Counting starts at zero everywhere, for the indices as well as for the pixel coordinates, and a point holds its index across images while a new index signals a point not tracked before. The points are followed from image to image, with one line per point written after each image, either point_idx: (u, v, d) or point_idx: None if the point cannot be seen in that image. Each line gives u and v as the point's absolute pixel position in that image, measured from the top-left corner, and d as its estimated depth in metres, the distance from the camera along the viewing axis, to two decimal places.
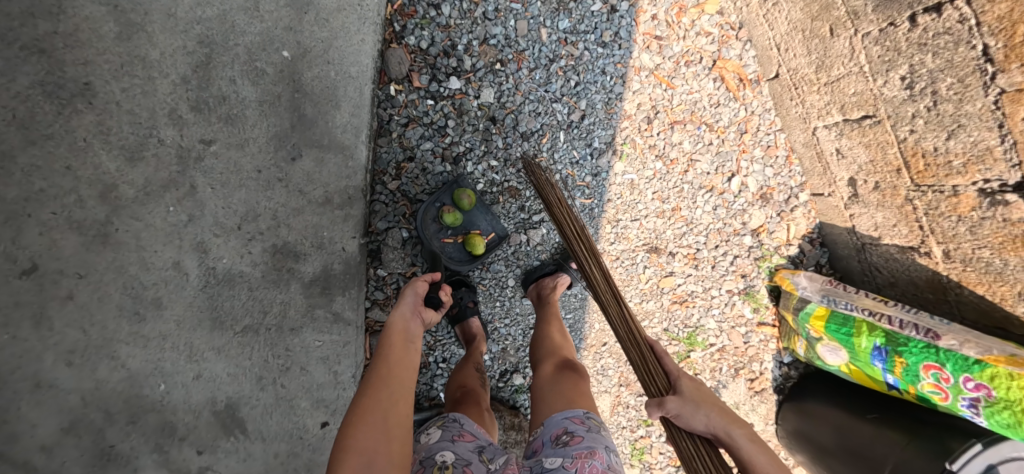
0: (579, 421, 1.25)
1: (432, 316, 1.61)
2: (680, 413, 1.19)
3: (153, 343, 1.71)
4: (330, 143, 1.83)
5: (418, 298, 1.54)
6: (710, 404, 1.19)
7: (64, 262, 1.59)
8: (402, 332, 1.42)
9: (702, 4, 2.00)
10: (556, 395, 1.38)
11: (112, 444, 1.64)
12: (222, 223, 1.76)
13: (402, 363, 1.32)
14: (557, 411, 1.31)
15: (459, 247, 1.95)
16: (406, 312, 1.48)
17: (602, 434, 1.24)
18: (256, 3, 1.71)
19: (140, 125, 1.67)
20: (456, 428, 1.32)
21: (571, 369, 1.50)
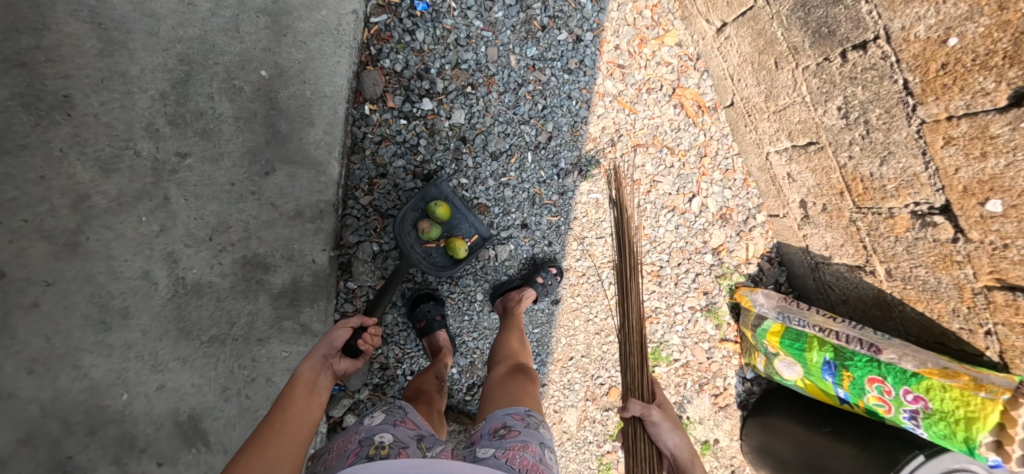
0: (519, 417, 1.32)
1: (350, 365, 1.55)
2: (660, 423, 1.41)
3: (117, 352, 1.52)
4: (303, 159, 1.91)
5: (333, 347, 1.49)
6: (683, 427, 1.43)
7: (30, 270, 1.37)
8: (306, 386, 1.37)
9: (662, 35, 2.13)
10: (501, 395, 1.45)
11: (69, 456, 1.39)
12: (194, 233, 1.72)
13: (295, 420, 1.27)
14: (501, 408, 1.37)
15: (443, 252, 2.02)
16: (314, 366, 1.43)
17: (539, 430, 1.30)
18: (236, 25, 1.79)
19: (116, 137, 1.56)
20: (400, 414, 1.34)
21: (524, 372, 1.59)
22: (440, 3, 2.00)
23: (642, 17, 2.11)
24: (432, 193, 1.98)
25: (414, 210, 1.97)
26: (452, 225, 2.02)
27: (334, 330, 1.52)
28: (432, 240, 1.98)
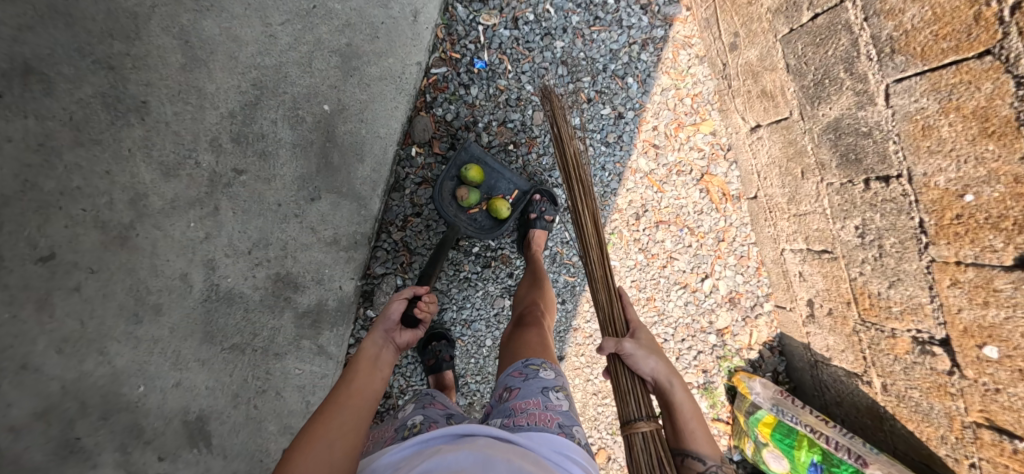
0: (518, 373, 1.41)
1: (412, 338, 1.56)
2: (633, 352, 1.40)
3: (144, 344, 1.78)
4: (349, 191, 1.99)
5: (390, 322, 1.50)
6: (660, 355, 1.41)
7: (79, 256, 1.67)
8: (370, 359, 1.38)
9: (698, 123, 2.24)
10: (506, 356, 1.57)
11: (77, 438, 1.62)
12: (235, 245, 1.91)
13: (361, 391, 1.27)
14: (507, 366, 1.48)
15: (484, 214, 2.12)
16: (377, 340, 1.44)
17: (539, 377, 1.38)
18: (310, 61, 1.93)
19: (182, 146, 1.85)
20: (428, 399, 1.46)
21: (523, 321, 1.73)
22: (497, 64, 2.13)
23: (683, 103, 2.22)
24: (463, 158, 2.07)
25: (450, 177, 2.07)
26: (489, 185, 2.12)
27: (390, 302, 1.53)
28: (474, 205, 2.09)
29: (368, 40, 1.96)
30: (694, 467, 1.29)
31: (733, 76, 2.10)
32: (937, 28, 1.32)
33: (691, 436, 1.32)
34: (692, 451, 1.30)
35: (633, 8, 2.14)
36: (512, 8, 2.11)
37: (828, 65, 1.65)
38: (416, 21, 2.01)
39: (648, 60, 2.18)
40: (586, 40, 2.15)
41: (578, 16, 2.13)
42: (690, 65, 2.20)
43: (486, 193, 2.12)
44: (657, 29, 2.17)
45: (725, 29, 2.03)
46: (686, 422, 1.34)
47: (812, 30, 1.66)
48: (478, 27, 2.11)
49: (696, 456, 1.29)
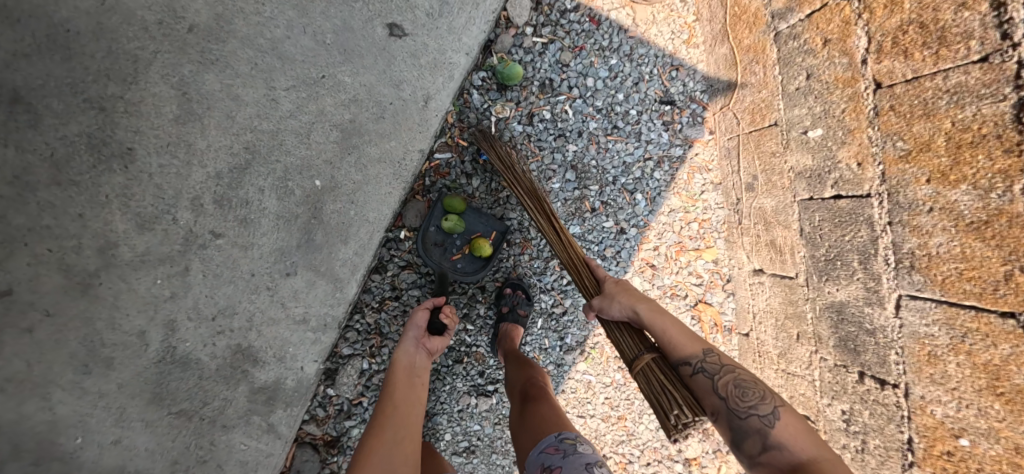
0: (553, 450, 1.31)
1: (441, 343, 1.69)
2: (602, 306, 1.47)
3: (88, 397, 1.80)
4: (327, 271, 1.92)
5: (420, 330, 1.63)
6: (623, 293, 1.44)
7: (37, 297, 1.75)
8: (407, 367, 1.54)
9: (701, 249, 2.10)
10: (525, 434, 1.45)
11: None
12: (200, 309, 1.85)
13: (403, 399, 1.45)
14: (534, 443, 1.39)
15: (467, 259, 2.01)
16: (409, 349, 1.59)
17: (578, 452, 1.28)
18: (310, 133, 1.85)
19: (161, 199, 1.80)
20: None
21: (529, 394, 1.60)
22: None
23: (689, 228, 2.09)
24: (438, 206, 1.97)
25: (430, 226, 1.98)
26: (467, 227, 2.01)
27: (413, 314, 1.65)
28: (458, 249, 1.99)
29: (373, 119, 1.88)
30: (734, 412, 1.18)
31: (744, 214, 1.98)
32: (963, 266, 1.25)
33: (710, 385, 1.23)
34: (679, 357, 1.29)
35: (655, 123, 2.03)
36: (530, 103, 2.01)
37: (841, 249, 1.57)
38: (426, 107, 1.91)
39: (660, 178, 2.06)
40: (600, 148, 2.04)
41: (596, 122, 2.03)
42: (703, 190, 2.07)
43: (468, 236, 2.00)
44: (676, 148, 2.05)
45: (744, 167, 1.93)
46: (663, 334, 1.33)
47: (832, 208, 1.57)
48: (491, 117, 2.00)
49: (685, 360, 1.28)
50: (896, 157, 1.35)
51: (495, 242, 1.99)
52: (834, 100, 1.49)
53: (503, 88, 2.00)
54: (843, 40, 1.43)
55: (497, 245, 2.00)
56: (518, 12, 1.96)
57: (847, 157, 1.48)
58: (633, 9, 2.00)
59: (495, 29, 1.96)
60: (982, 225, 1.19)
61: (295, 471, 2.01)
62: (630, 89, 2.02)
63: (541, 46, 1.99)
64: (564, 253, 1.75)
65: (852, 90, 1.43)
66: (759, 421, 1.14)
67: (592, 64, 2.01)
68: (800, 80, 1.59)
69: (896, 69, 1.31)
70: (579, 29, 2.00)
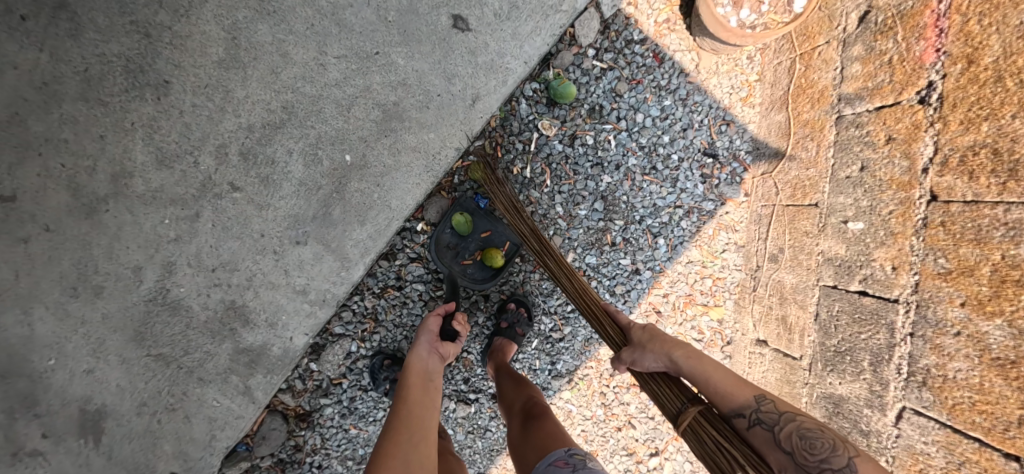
0: (563, 462, 1.28)
1: (452, 350, 1.70)
2: (633, 359, 1.38)
3: (69, 321, 1.76)
4: (337, 248, 1.88)
5: (432, 336, 1.65)
6: (655, 340, 1.37)
7: (40, 210, 1.70)
8: (420, 371, 1.53)
9: (708, 305, 2.08)
10: (531, 450, 1.42)
11: None
12: (201, 258, 1.81)
13: (419, 402, 1.43)
14: (543, 457, 1.36)
15: (478, 265, 2.01)
16: (422, 353, 1.58)
17: (589, 467, 1.25)
18: (350, 106, 1.81)
19: (187, 139, 1.75)
20: None
21: (531, 411, 1.58)
22: (537, 174, 1.99)
23: (702, 283, 2.06)
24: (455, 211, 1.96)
25: (445, 229, 1.97)
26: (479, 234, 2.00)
27: (426, 320, 1.70)
28: (469, 255, 1.99)
29: (417, 107, 1.84)
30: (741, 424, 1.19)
31: (761, 283, 1.97)
32: (977, 397, 1.29)
33: (706, 383, 1.25)
34: (730, 408, 1.21)
35: (693, 173, 2.00)
36: (575, 125, 1.98)
37: (852, 345, 1.59)
38: (473, 106, 1.88)
39: (686, 228, 2.04)
40: (634, 185, 2.01)
41: (636, 159, 2.00)
42: (725, 249, 2.05)
43: (480, 243, 1.99)
44: (708, 202, 2.02)
45: (772, 238, 1.91)
46: (710, 385, 1.25)
47: (854, 302, 1.59)
48: (533, 130, 1.97)
49: (737, 411, 1.20)
50: (933, 271, 1.38)
51: (508, 253, 1.98)
52: (884, 200, 1.50)
53: (552, 104, 1.96)
54: (908, 143, 1.44)
55: (509, 256, 1.99)
56: (585, 33, 1.91)
57: (883, 258, 1.50)
58: (698, 55, 1.96)
59: (558, 44, 1.92)
60: (1009, 364, 1.23)
61: (260, 438, 1.96)
62: (677, 134, 1.99)
63: (599, 70, 1.96)
64: (578, 295, 1.72)
65: (905, 195, 1.44)
66: (768, 430, 1.14)
67: (645, 101, 1.97)
68: (852, 170, 1.60)
69: (956, 187, 1.33)
70: (640, 63, 1.96)
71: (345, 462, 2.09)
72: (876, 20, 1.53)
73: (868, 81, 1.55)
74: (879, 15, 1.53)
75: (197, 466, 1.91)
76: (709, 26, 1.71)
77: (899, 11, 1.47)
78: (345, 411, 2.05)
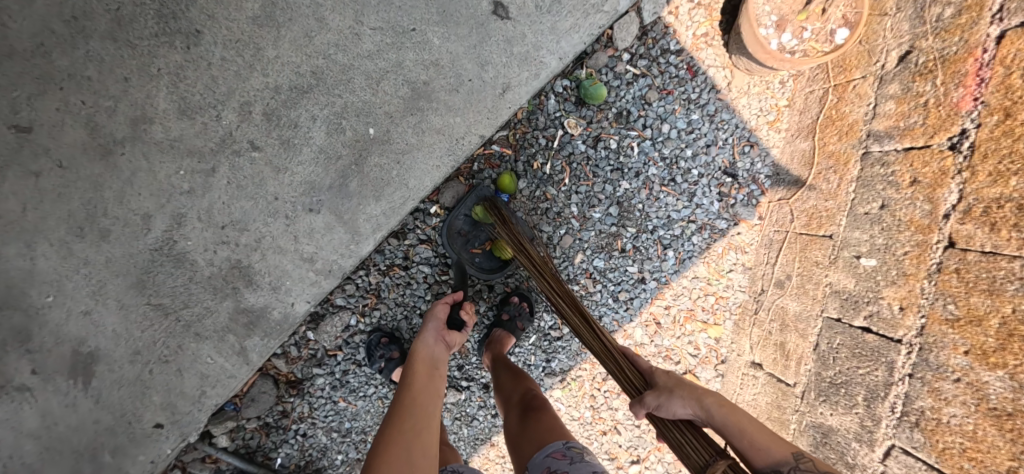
0: (560, 455, 1.33)
1: (457, 338, 1.78)
2: (657, 403, 1.27)
3: (72, 261, 1.74)
4: (349, 220, 1.87)
5: (439, 324, 1.73)
6: (683, 386, 1.28)
7: (55, 145, 1.68)
8: (426, 357, 1.60)
9: (708, 323, 2.09)
10: (529, 441, 1.46)
11: None
12: (212, 214, 1.79)
13: (424, 384, 1.49)
14: (540, 449, 1.41)
15: (487, 254, 2.03)
16: (429, 340, 1.66)
17: (585, 460, 1.30)
18: (380, 80, 1.79)
19: (211, 92, 1.73)
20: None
21: (531, 404, 1.61)
22: (557, 172, 1.99)
23: (705, 300, 2.08)
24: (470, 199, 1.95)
25: (459, 215, 1.96)
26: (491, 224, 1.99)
27: (434, 307, 1.81)
28: (478, 245, 2.00)
29: (447, 89, 1.82)
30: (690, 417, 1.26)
31: (764, 307, 1.99)
32: (969, 444, 1.36)
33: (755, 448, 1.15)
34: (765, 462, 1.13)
35: (711, 190, 2.00)
36: (601, 127, 1.97)
37: (849, 378, 1.66)
38: (502, 96, 1.86)
39: (696, 244, 2.04)
40: (651, 195, 2.01)
41: (656, 169, 2.00)
42: (732, 269, 2.06)
43: (492, 233, 2.00)
44: (721, 221, 2.02)
45: (780, 264, 1.94)
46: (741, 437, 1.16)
47: (856, 337, 1.65)
48: (559, 127, 1.97)
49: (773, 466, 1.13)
50: (942, 316, 1.44)
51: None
52: (900, 240, 1.54)
53: (580, 103, 1.96)
54: (933, 188, 1.47)
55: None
56: (623, 36, 1.90)
57: (892, 297, 1.56)
58: (731, 73, 1.95)
59: (594, 44, 1.91)
60: (1005, 415, 1.29)
61: (249, 399, 1.98)
62: (700, 149, 1.98)
63: (631, 76, 1.95)
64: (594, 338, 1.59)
65: (923, 237, 1.48)
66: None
67: (673, 112, 1.97)
68: (872, 206, 1.64)
69: (975, 237, 1.37)
70: (673, 73, 1.95)
71: (330, 433, 2.10)
72: (917, 61, 1.54)
73: (900, 121, 1.57)
74: (920, 56, 1.53)
75: (183, 421, 1.90)
76: (750, 45, 1.70)
77: (942, 55, 1.47)
78: (336, 384, 2.05)
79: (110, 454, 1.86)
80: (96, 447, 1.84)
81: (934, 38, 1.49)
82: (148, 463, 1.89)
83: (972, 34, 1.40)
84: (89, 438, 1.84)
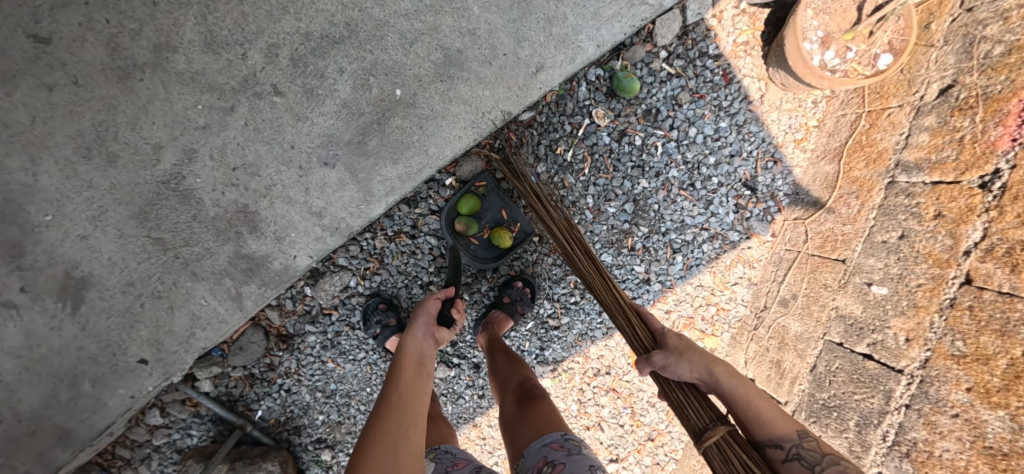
0: (557, 446, 1.31)
1: (447, 336, 1.66)
2: (664, 364, 1.24)
3: (75, 182, 1.69)
4: (363, 180, 1.83)
5: (429, 319, 1.58)
6: (692, 351, 1.22)
7: (74, 61, 1.62)
8: (415, 353, 1.47)
9: (705, 332, 2.08)
10: (526, 430, 1.45)
11: None
12: (225, 154, 1.75)
13: (411, 385, 1.36)
14: (536, 438, 1.39)
15: (483, 244, 2.00)
16: (418, 335, 1.52)
17: (582, 453, 1.29)
18: (413, 41, 1.74)
19: (240, 29, 1.67)
20: (448, 459, 1.49)
21: (530, 396, 1.58)
22: (578, 161, 1.97)
23: (706, 309, 2.07)
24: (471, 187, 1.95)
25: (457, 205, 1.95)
26: (489, 214, 1.98)
27: (425, 301, 1.66)
28: (475, 235, 1.98)
29: (480, 61, 1.78)
30: (777, 455, 1.06)
31: (764, 324, 1.98)
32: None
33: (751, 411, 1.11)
34: (768, 438, 1.07)
35: (728, 200, 1.98)
36: (628, 122, 1.95)
37: (843, 402, 1.71)
38: (535, 76, 1.82)
39: (705, 252, 2.02)
40: (668, 196, 1.99)
41: (678, 172, 1.97)
42: (737, 282, 2.04)
43: (492, 220, 1.98)
44: (734, 233, 2.00)
45: (787, 282, 1.93)
46: (747, 408, 1.11)
47: (856, 363, 1.69)
48: (586, 116, 1.94)
49: (774, 441, 1.07)
50: (947, 351, 1.47)
51: (517, 235, 1.98)
52: (915, 271, 1.57)
53: (611, 95, 1.93)
54: (957, 222, 1.49)
55: (518, 239, 1.99)
56: (663, 33, 1.87)
57: (899, 328, 1.59)
58: (766, 85, 1.93)
59: (633, 37, 1.88)
60: (999, 455, 1.32)
61: (237, 347, 1.95)
62: (723, 158, 1.96)
63: (666, 74, 1.92)
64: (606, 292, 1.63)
65: (939, 271, 1.51)
66: (807, 468, 1.00)
67: (702, 116, 1.93)
68: (891, 235, 1.65)
69: (994, 276, 1.39)
70: (708, 78, 1.92)
71: (314, 393, 2.08)
72: (958, 96, 1.53)
73: (932, 153, 1.57)
74: (962, 91, 1.52)
75: (168, 359, 1.87)
76: (791, 58, 1.68)
77: (985, 92, 1.46)
78: (327, 344, 2.03)
79: (89, 383, 1.83)
80: (76, 374, 1.81)
81: (980, 75, 1.48)
82: (127, 398, 1.87)
83: (1019, 75, 1.38)
84: (71, 365, 1.80)
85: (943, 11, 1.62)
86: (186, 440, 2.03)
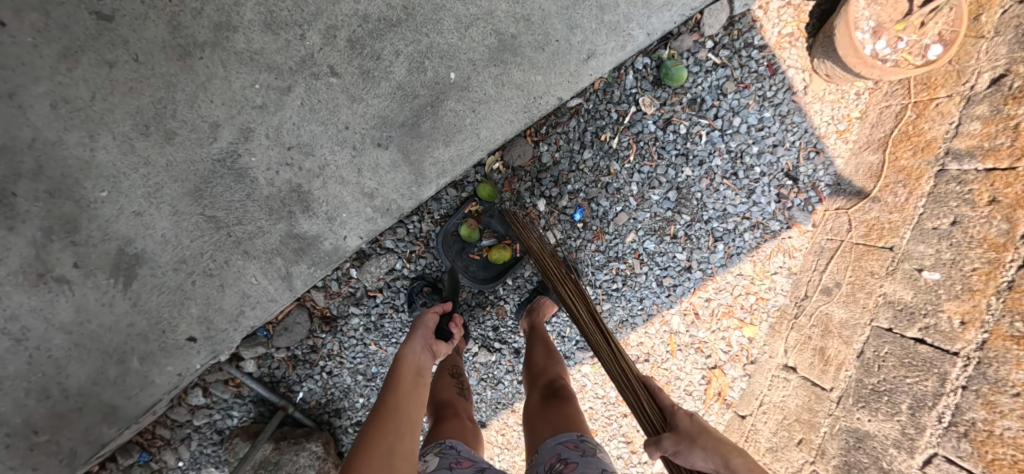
0: (572, 445, 1.31)
1: (444, 349, 1.69)
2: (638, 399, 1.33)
3: (133, 159, 1.71)
4: (415, 162, 1.86)
5: (427, 334, 1.63)
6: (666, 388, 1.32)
7: (134, 38, 1.63)
8: (413, 364, 1.50)
9: (743, 321, 2.10)
10: (545, 425, 1.45)
11: (14, 194, 1.65)
12: (281, 133, 1.76)
13: (410, 394, 1.40)
14: (555, 435, 1.39)
15: (482, 263, 2.03)
16: (417, 346, 1.56)
17: (596, 455, 1.28)
18: (469, 26, 1.75)
19: (300, 10, 1.67)
20: (453, 454, 1.39)
21: (556, 394, 1.57)
22: (623, 147, 1.98)
23: (745, 298, 2.08)
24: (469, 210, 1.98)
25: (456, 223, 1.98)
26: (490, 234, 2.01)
27: (423, 315, 1.70)
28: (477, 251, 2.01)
29: (533, 46, 1.79)
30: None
31: (805, 312, 2.01)
32: (1020, 455, 1.49)
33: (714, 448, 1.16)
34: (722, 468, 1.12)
35: (770, 190, 1.99)
36: (675, 110, 1.95)
37: (894, 385, 1.77)
38: (586, 62, 1.83)
39: (746, 241, 2.04)
40: (711, 185, 2.00)
41: (721, 161, 1.98)
42: (776, 271, 2.06)
43: (490, 240, 2.01)
44: (776, 222, 2.02)
45: (830, 271, 1.97)
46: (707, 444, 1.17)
47: (908, 347, 1.76)
48: (632, 103, 1.96)
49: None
50: (1005, 332, 1.56)
51: (518, 254, 2.01)
52: (969, 256, 1.65)
53: (658, 83, 1.94)
54: (1013, 207, 1.56)
55: (517, 258, 2.02)
56: (712, 22, 1.88)
57: (953, 311, 1.67)
58: (810, 76, 1.93)
59: (681, 26, 1.89)
60: None
61: (282, 328, 1.98)
62: (767, 147, 1.97)
63: (712, 64, 1.92)
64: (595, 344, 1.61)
65: (996, 255, 1.59)
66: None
67: (747, 106, 1.94)
68: (942, 221, 1.72)
69: None
70: (754, 68, 1.92)
71: (355, 375, 2.11)
72: (1011, 85, 1.59)
73: (984, 141, 1.64)
74: (1015, 80, 1.58)
75: (216, 338, 1.88)
76: (842, 48, 1.70)
77: None
78: (370, 326, 2.05)
79: (137, 360, 1.84)
80: (126, 350, 1.82)
81: None
82: (175, 376, 1.88)
83: None
84: (121, 341, 1.81)
85: (993, 4, 1.68)
86: (227, 421, 2.04)
